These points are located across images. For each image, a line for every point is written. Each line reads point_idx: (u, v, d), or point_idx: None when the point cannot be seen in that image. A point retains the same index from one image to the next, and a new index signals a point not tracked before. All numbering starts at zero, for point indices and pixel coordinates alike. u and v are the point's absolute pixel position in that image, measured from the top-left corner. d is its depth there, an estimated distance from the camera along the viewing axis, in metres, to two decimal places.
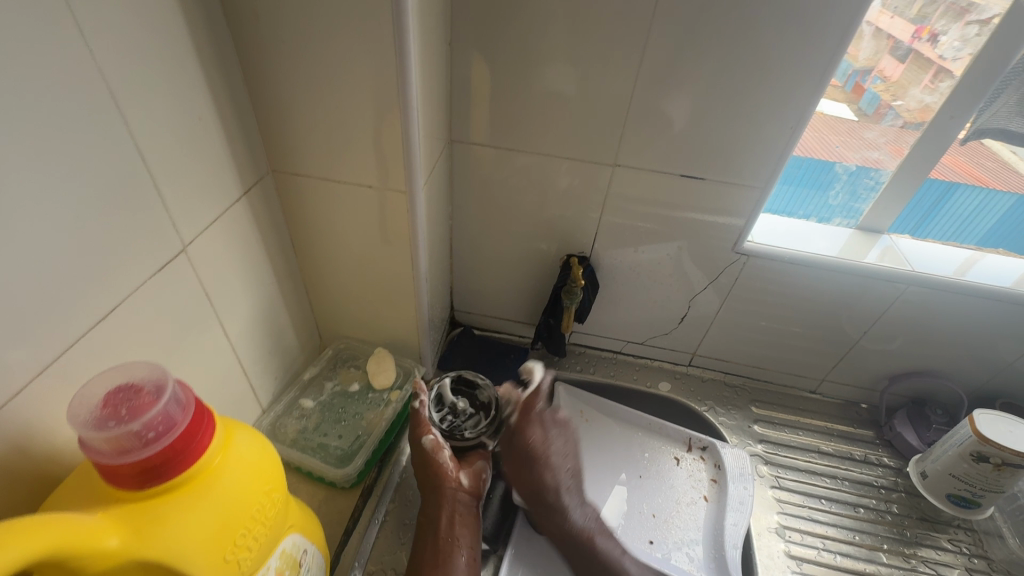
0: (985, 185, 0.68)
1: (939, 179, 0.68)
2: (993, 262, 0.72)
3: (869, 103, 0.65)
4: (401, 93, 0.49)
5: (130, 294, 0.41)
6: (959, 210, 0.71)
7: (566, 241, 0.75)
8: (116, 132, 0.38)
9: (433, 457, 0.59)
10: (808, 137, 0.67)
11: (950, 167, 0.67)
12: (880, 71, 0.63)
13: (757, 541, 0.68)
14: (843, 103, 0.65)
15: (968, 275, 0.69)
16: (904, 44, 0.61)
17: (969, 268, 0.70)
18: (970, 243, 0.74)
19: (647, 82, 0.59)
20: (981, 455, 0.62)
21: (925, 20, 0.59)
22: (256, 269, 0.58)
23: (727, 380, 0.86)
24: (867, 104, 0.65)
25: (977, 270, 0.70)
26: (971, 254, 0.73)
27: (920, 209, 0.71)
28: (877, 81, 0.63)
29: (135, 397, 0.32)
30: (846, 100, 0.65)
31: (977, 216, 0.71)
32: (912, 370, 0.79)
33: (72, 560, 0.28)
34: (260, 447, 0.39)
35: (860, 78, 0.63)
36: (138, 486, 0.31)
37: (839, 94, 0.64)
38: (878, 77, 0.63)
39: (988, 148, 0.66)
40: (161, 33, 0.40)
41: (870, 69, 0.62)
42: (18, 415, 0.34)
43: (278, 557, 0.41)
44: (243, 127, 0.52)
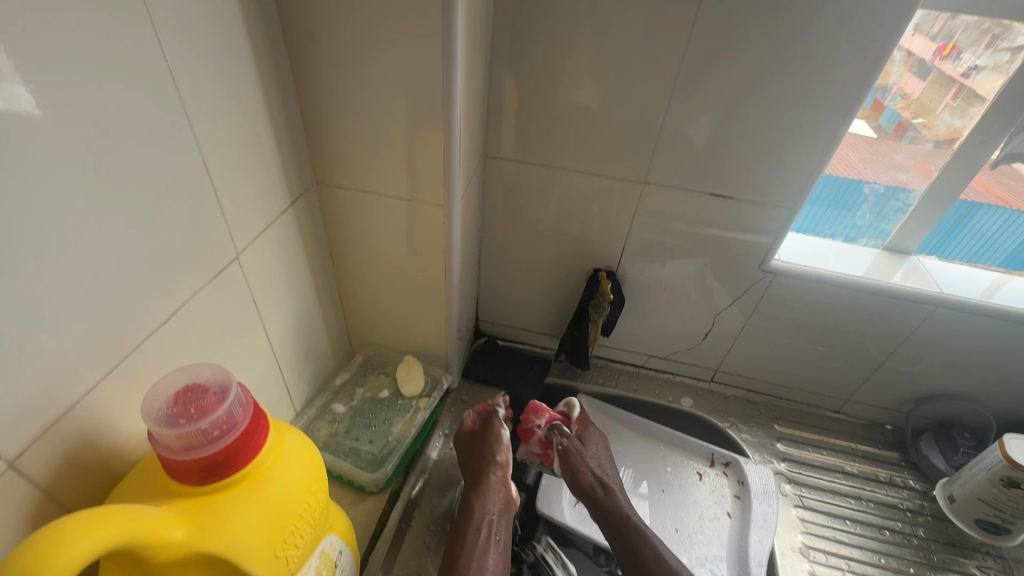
0: (1007, 208, 0.68)
1: (966, 199, 0.68)
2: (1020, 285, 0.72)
3: (889, 120, 0.66)
4: (444, 109, 0.51)
5: (190, 295, 0.44)
6: (982, 233, 0.71)
7: (592, 255, 0.77)
8: (183, 145, 0.40)
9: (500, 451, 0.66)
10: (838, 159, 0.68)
11: (975, 190, 0.67)
12: (901, 88, 0.63)
13: (781, 561, 0.67)
14: (864, 122, 0.66)
15: (995, 298, 0.69)
16: (926, 63, 0.61)
17: (995, 290, 0.70)
18: (996, 266, 0.74)
19: (679, 102, 0.60)
20: (1012, 480, 0.61)
21: (949, 39, 0.59)
22: (297, 275, 0.60)
23: (750, 398, 0.86)
24: (886, 120, 0.66)
25: (1002, 292, 0.70)
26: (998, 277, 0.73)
27: (941, 232, 0.72)
28: (898, 98, 0.64)
29: (202, 397, 0.34)
30: (865, 117, 0.65)
31: (1001, 238, 0.71)
32: (938, 393, 0.78)
33: (137, 550, 0.30)
34: (307, 449, 0.41)
35: (881, 96, 0.64)
36: (199, 482, 0.33)
37: (862, 113, 0.65)
38: (899, 94, 0.64)
39: (1015, 170, 0.65)
40: (226, 53, 0.43)
41: (892, 87, 0.63)
42: (90, 411, 0.36)
43: (318, 556, 0.42)
44: (292, 140, 0.54)
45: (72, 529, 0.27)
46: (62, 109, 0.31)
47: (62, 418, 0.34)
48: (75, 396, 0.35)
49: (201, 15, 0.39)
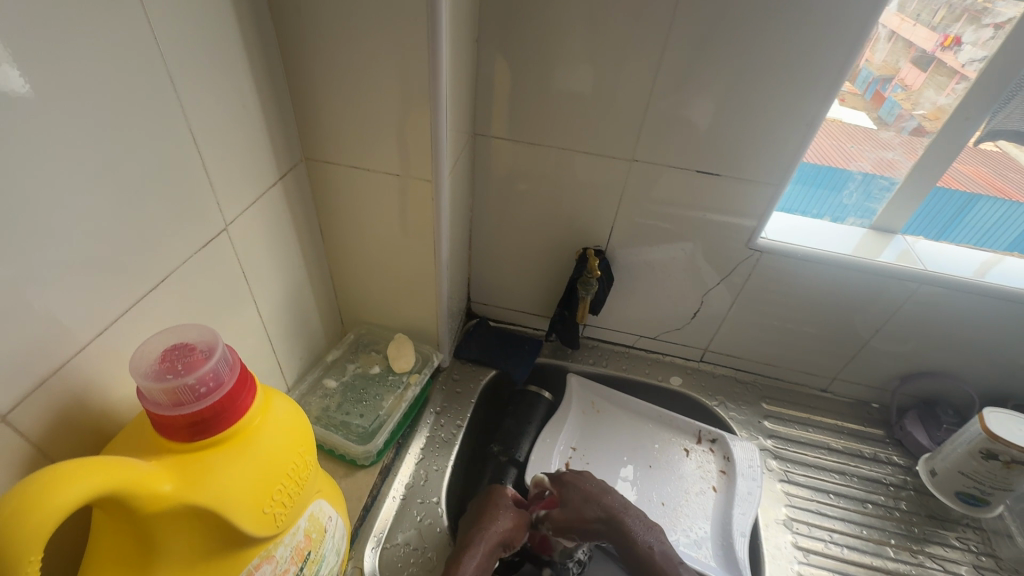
0: (1008, 199, 0.70)
1: (965, 192, 0.70)
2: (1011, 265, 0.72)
3: (887, 111, 0.68)
4: (431, 83, 0.51)
5: (178, 264, 0.44)
6: (982, 224, 0.73)
7: (582, 235, 0.77)
8: (171, 113, 0.41)
9: (495, 522, 0.59)
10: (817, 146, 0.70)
11: (972, 180, 0.69)
12: (902, 80, 0.66)
13: (764, 532, 0.69)
14: (859, 111, 0.68)
15: (987, 278, 0.69)
16: (927, 54, 0.63)
17: (986, 270, 0.71)
18: (988, 247, 0.74)
19: (666, 79, 0.61)
20: (991, 452, 0.63)
21: (948, 30, 0.61)
22: (287, 250, 0.61)
23: (739, 377, 0.88)
24: (886, 113, 0.68)
25: (994, 272, 0.70)
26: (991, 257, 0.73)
27: (938, 221, 0.73)
28: (898, 90, 0.66)
29: (189, 355, 0.35)
30: (864, 108, 0.68)
31: (999, 230, 0.72)
32: (923, 370, 0.79)
33: (126, 501, 0.30)
34: (295, 412, 0.42)
35: (880, 87, 0.67)
36: (187, 438, 0.34)
37: (857, 101, 0.67)
38: (900, 86, 0.66)
39: (1012, 160, 0.67)
40: (213, 23, 0.43)
41: (890, 78, 0.66)
42: (81, 371, 0.37)
43: (306, 518, 0.44)
44: (281, 115, 0.55)
45: (61, 476, 0.28)
46: (49, 71, 0.32)
47: (53, 377, 0.35)
48: (66, 356, 0.36)
49: None
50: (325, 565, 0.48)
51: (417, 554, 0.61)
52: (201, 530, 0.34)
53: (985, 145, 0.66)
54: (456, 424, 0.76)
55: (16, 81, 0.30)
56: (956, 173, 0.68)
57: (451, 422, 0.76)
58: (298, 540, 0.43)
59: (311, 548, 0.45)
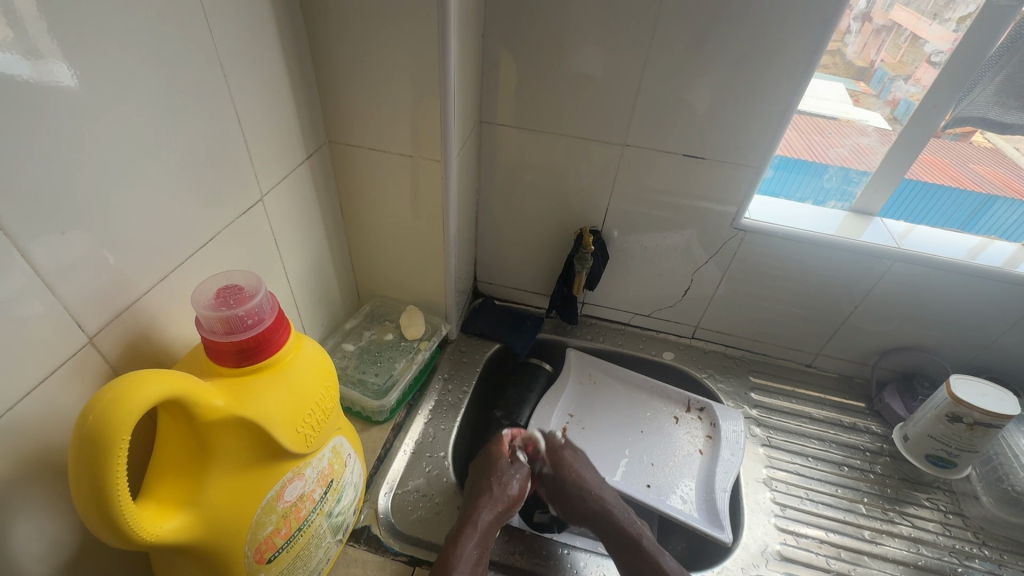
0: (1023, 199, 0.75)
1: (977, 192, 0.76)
2: (994, 253, 0.76)
3: (903, 110, 0.70)
4: (441, 72, 0.57)
5: (223, 227, 0.51)
6: (999, 225, 0.77)
7: (579, 216, 0.84)
8: (220, 95, 0.47)
9: (502, 484, 0.65)
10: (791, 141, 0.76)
11: (989, 181, 0.75)
12: (917, 80, 0.68)
13: (745, 489, 0.74)
14: (875, 111, 0.73)
15: (979, 259, 0.74)
16: (941, 53, 0.65)
17: (980, 252, 0.76)
18: (972, 233, 0.79)
19: (655, 69, 0.67)
20: (956, 415, 0.68)
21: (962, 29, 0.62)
22: (312, 224, 0.67)
23: (728, 352, 0.93)
24: (901, 113, 0.70)
25: (986, 254, 0.75)
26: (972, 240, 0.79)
27: (959, 218, 0.78)
28: (915, 90, 0.68)
29: (237, 295, 0.42)
30: (879, 108, 0.72)
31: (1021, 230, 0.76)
32: (901, 345, 0.84)
33: (191, 408, 0.37)
34: (322, 354, 0.49)
35: (896, 87, 0.70)
36: (236, 363, 0.41)
37: (874, 102, 0.73)
38: (915, 86, 0.68)
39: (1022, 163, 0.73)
40: (254, 17, 0.50)
41: (906, 78, 0.69)
42: (148, 310, 0.44)
43: (330, 449, 0.50)
44: (308, 101, 0.61)
45: (146, 377, 0.34)
46: (130, 56, 0.38)
47: (128, 312, 0.42)
48: (137, 296, 0.43)
49: None
50: (345, 497, 0.55)
51: (425, 499, 0.68)
52: (247, 441, 0.41)
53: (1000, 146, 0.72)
54: (463, 389, 0.82)
55: (62, 73, 0.34)
56: (970, 174, 0.75)
57: (457, 388, 0.82)
58: (322, 466, 0.49)
59: (333, 476, 0.52)
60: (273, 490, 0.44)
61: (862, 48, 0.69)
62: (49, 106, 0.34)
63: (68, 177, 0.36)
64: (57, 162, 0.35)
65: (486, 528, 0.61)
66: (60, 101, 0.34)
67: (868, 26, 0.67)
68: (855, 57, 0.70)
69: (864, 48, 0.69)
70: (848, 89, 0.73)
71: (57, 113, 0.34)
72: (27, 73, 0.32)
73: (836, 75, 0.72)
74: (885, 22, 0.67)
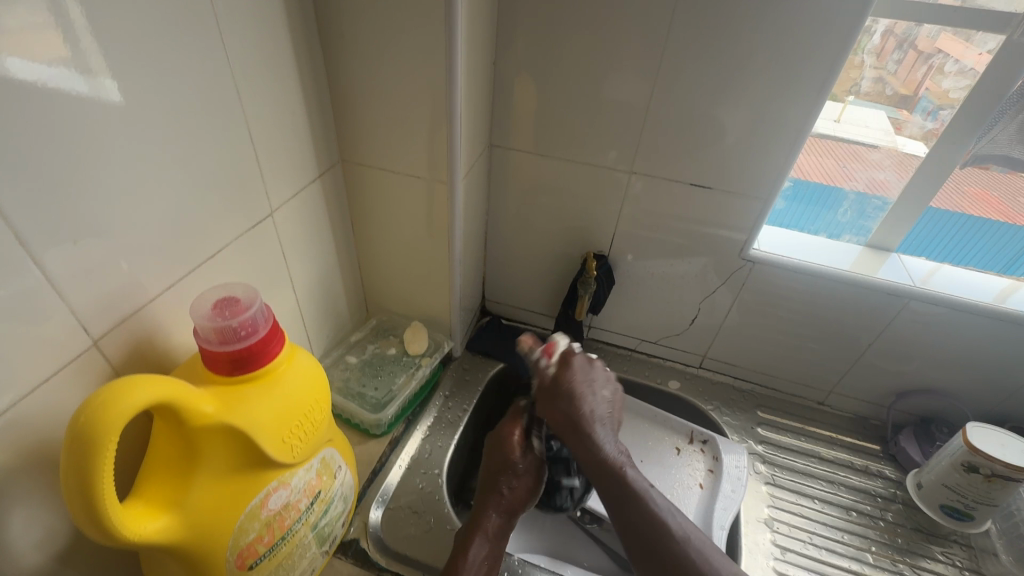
0: None
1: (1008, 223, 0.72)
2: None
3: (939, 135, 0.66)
4: (448, 98, 0.59)
5: (232, 239, 0.54)
6: None
7: (587, 241, 0.84)
8: (235, 116, 0.50)
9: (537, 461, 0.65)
10: (806, 163, 0.75)
11: None
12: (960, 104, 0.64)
13: (744, 528, 0.72)
14: (918, 140, 0.69)
15: (1009, 304, 0.71)
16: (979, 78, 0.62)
17: (1009, 296, 0.72)
18: (1004, 273, 0.75)
19: (661, 97, 0.67)
20: (972, 465, 0.64)
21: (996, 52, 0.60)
22: (322, 239, 0.70)
23: (736, 385, 0.91)
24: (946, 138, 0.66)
25: (1018, 298, 0.72)
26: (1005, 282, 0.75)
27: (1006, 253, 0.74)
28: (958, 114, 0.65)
29: (234, 306, 0.44)
30: (921, 138, 0.68)
31: None
32: (919, 387, 0.81)
33: (181, 413, 0.39)
34: (315, 365, 0.50)
35: (939, 114, 0.66)
36: (229, 372, 0.43)
37: (917, 130, 0.68)
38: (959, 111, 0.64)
39: None
40: (272, 45, 0.53)
41: (949, 104, 0.65)
42: (152, 317, 0.46)
43: (318, 460, 0.51)
44: (323, 121, 0.64)
45: (137, 382, 0.36)
46: (149, 80, 0.41)
47: (133, 317, 0.44)
48: (143, 302, 0.45)
49: (255, 13, 0.50)
50: (333, 508, 0.55)
51: (416, 517, 0.68)
52: (234, 447, 0.42)
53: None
54: (463, 407, 0.82)
55: (111, 88, 0.39)
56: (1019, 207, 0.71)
57: (457, 406, 0.82)
58: (310, 477, 0.50)
59: (321, 488, 0.52)
60: (257, 497, 0.45)
61: (903, 76, 0.67)
62: (70, 126, 0.37)
63: (84, 191, 0.39)
64: (74, 177, 0.38)
65: (497, 531, 0.60)
66: (82, 121, 0.37)
67: (911, 55, 0.65)
68: (895, 83, 0.68)
69: (907, 76, 0.67)
70: (891, 117, 0.70)
71: (78, 132, 0.37)
72: (68, 90, 0.36)
73: (880, 102, 0.70)
74: (932, 50, 0.64)
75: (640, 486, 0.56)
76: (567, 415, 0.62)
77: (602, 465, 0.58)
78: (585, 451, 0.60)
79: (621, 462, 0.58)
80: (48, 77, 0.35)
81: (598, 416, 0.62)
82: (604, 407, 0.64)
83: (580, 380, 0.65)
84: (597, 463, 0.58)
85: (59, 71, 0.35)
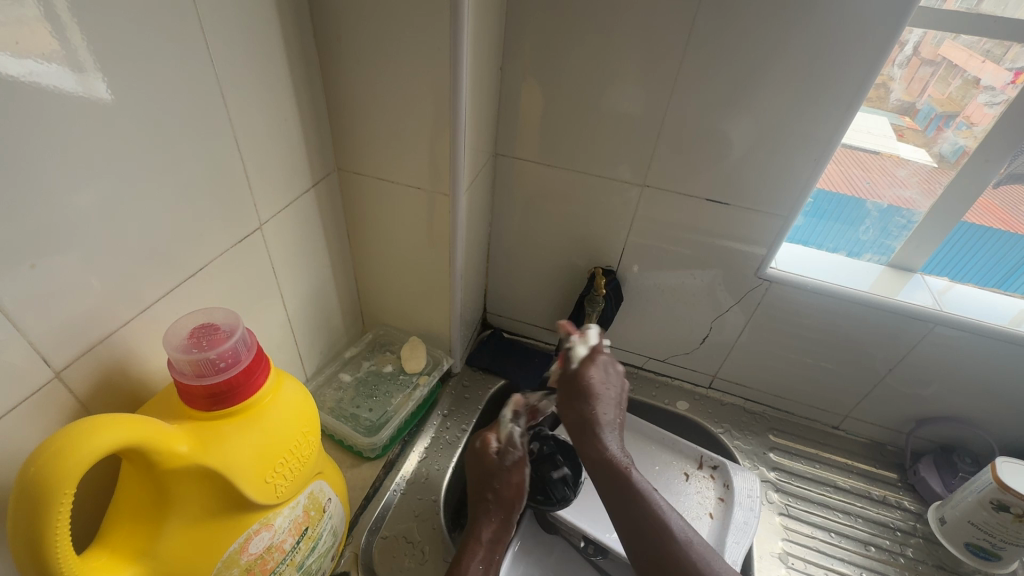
0: None
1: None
2: None
3: (953, 150, 0.65)
4: (452, 107, 0.56)
5: (218, 254, 0.50)
6: None
7: (594, 255, 0.80)
8: (220, 124, 0.46)
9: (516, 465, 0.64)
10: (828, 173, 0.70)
11: None
12: (968, 117, 0.63)
13: (757, 563, 0.69)
14: (922, 148, 0.67)
15: None
16: (996, 92, 0.60)
17: None
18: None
19: (678, 108, 0.64)
20: (1001, 504, 0.61)
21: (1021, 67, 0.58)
22: (316, 251, 0.66)
23: (747, 407, 0.87)
24: (949, 150, 0.65)
25: None
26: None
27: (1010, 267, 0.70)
28: (963, 127, 0.63)
29: (213, 333, 0.40)
30: (922, 144, 0.67)
31: None
32: (942, 415, 0.77)
33: (150, 455, 0.35)
34: (304, 394, 0.46)
35: (943, 123, 0.65)
36: (206, 407, 0.39)
37: (921, 139, 0.67)
38: (965, 123, 0.63)
39: None
40: (262, 47, 0.49)
41: (955, 114, 0.64)
42: (125, 343, 0.42)
43: (306, 495, 0.47)
44: (317, 128, 0.61)
45: (99, 424, 0.32)
46: (122, 87, 0.37)
47: (103, 344, 0.41)
48: (115, 327, 0.41)
49: (243, 13, 0.46)
50: (322, 544, 0.52)
51: (412, 547, 0.64)
52: (211, 489, 0.38)
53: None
54: (462, 427, 0.79)
55: (101, 86, 0.36)
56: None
57: (456, 426, 0.79)
58: (297, 513, 0.47)
59: (309, 523, 0.49)
60: (236, 542, 0.41)
61: (908, 83, 0.63)
62: (30, 139, 0.33)
63: (46, 209, 0.35)
64: (32, 194, 0.34)
65: (491, 539, 0.61)
66: (44, 132, 0.33)
67: (914, 64, 0.62)
68: (901, 91, 0.64)
69: (913, 83, 0.63)
70: (892, 123, 0.67)
71: (38, 144, 0.33)
72: (27, 98, 0.32)
73: (881, 109, 0.66)
74: (934, 57, 0.61)
75: (643, 484, 0.57)
76: (582, 417, 0.62)
77: (605, 466, 0.60)
78: (591, 449, 0.61)
79: (625, 463, 0.59)
80: (32, 72, 0.32)
81: (608, 420, 0.63)
82: (617, 412, 0.64)
83: (600, 379, 0.65)
84: (603, 464, 0.60)
85: (47, 67, 0.33)
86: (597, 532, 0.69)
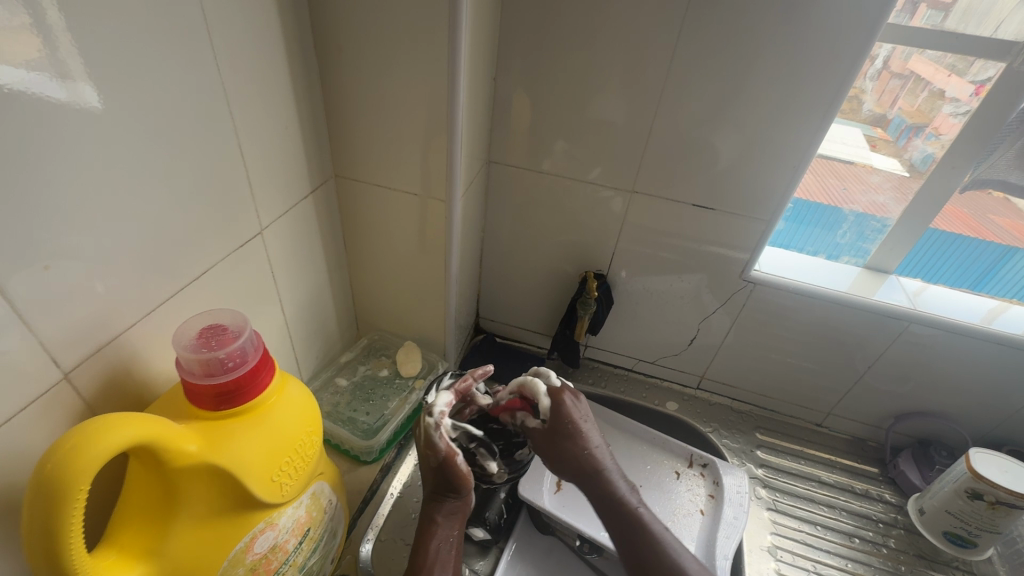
0: None
1: (997, 242, 0.72)
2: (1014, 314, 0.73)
3: (922, 158, 0.68)
4: (448, 115, 0.57)
5: (220, 259, 0.51)
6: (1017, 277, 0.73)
7: (585, 260, 0.82)
8: (223, 131, 0.47)
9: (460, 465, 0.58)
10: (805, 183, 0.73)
11: (1006, 232, 0.71)
12: (935, 128, 0.66)
13: (748, 556, 0.71)
14: (893, 158, 0.70)
15: (996, 324, 0.71)
16: (963, 105, 0.63)
17: (994, 317, 0.72)
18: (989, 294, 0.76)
19: (665, 117, 0.66)
20: (976, 492, 0.64)
21: (985, 81, 0.61)
22: (313, 257, 0.67)
23: (734, 406, 0.90)
24: (919, 159, 0.68)
25: (1004, 318, 0.72)
26: (989, 302, 0.75)
27: (974, 272, 0.75)
28: (932, 138, 0.67)
29: (221, 334, 0.41)
30: (895, 154, 0.70)
31: None
32: (918, 410, 0.81)
33: (160, 453, 0.35)
34: (308, 395, 0.47)
35: (913, 134, 0.68)
36: (214, 407, 0.39)
37: (892, 148, 0.70)
38: (933, 134, 0.67)
39: None
40: (264, 57, 0.50)
41: (923, 125, 0.67)
42: (129, 346, 0.43)
43: (308, 496, 0.48)
44: (316, 136, 0.62)
45: (114, 421, 0.33)
46: (132, 95, 0.39)
47: (108, 347, 0.41)
48: (120, 330, 0.42)
49: (247, 25, 0.47)
50: (322, 545, 0.52)
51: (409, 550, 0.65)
52: (219, 487, 0.39)
53: (1016, 201, 0.67)
54: None
55: (89, 94, 0.36)
56: (989, 224, 0.71)
57: None
58: (299, 513, 0.47)
59: (311, 524, 0.49)
60: (242, 541, 0.42)
61: (880, 95, 0.66)
62: (45, 146, 0.34)
63: (59, 213, 0.36)
64: (46, 197, 0.35)
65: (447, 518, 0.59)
66: (59, 137, 0.34)
67: (884, 77, 0.65)
68: (873, 103, 0.67)
69: (885, 95, 0.66)
70: (865, 134, 0.70)
71: (54, 152, 0.34)
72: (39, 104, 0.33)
73: (853, 120, 0.69)
74: (902, 70, 0.65)
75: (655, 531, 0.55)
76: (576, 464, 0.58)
77: (616, 511, 0.57)
78: (597, 492, 0.58)
79: (634, 502, 0.57)
80: (23, 82, 0.32)
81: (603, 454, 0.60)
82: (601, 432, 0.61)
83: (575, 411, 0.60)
84: (613, 511, 0.57)
85: (34, 76, 0.32)
86: (592, 531, 0.70)
